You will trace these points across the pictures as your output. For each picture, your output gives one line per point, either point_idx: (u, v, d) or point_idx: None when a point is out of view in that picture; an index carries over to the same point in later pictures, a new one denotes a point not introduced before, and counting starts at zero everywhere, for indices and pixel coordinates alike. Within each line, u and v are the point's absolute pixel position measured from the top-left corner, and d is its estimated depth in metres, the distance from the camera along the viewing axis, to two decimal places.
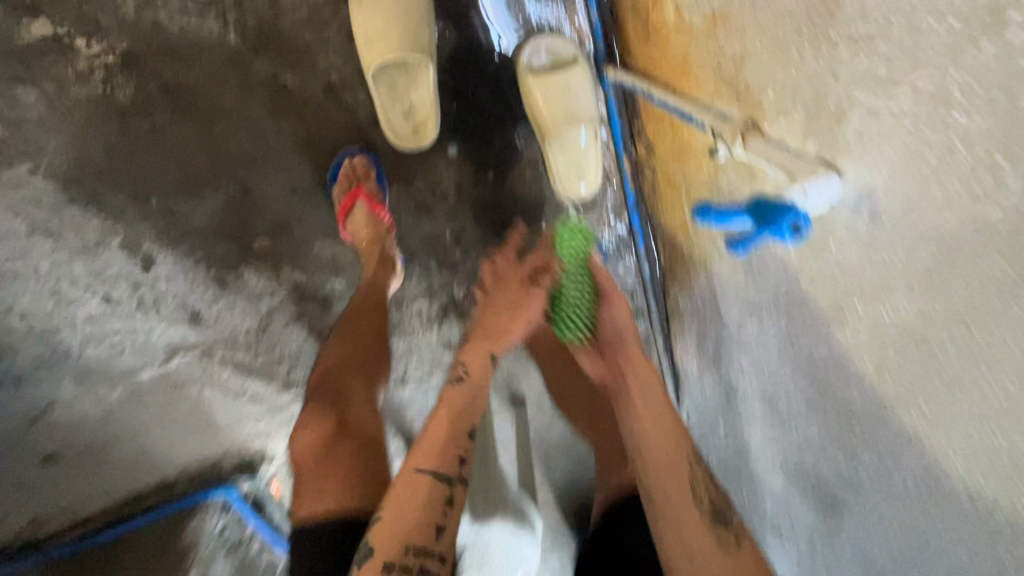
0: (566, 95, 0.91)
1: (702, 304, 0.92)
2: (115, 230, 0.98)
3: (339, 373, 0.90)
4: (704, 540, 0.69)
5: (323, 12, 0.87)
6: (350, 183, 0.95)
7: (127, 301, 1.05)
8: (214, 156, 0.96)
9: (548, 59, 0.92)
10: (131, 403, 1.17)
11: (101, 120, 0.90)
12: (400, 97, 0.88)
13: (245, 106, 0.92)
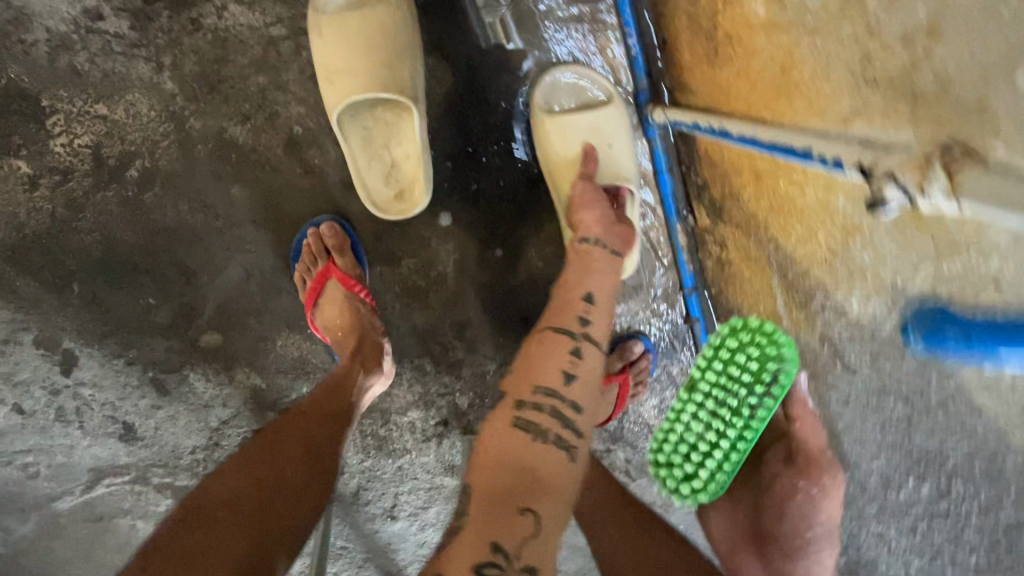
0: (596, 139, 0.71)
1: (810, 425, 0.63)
2: (29, 327, 0.79)
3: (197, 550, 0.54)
4: None
5: (281, 47, 0.69)
6: (317, 264, 0.74)
7: (44, 413, 0.85)
8: (144, 231, 0.75)
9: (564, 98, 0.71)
10: (49, 537, 0.93)
11: (13, 190, 0.73)
12: (376, 161, 0.67)
13: (184, 174, 0.72)
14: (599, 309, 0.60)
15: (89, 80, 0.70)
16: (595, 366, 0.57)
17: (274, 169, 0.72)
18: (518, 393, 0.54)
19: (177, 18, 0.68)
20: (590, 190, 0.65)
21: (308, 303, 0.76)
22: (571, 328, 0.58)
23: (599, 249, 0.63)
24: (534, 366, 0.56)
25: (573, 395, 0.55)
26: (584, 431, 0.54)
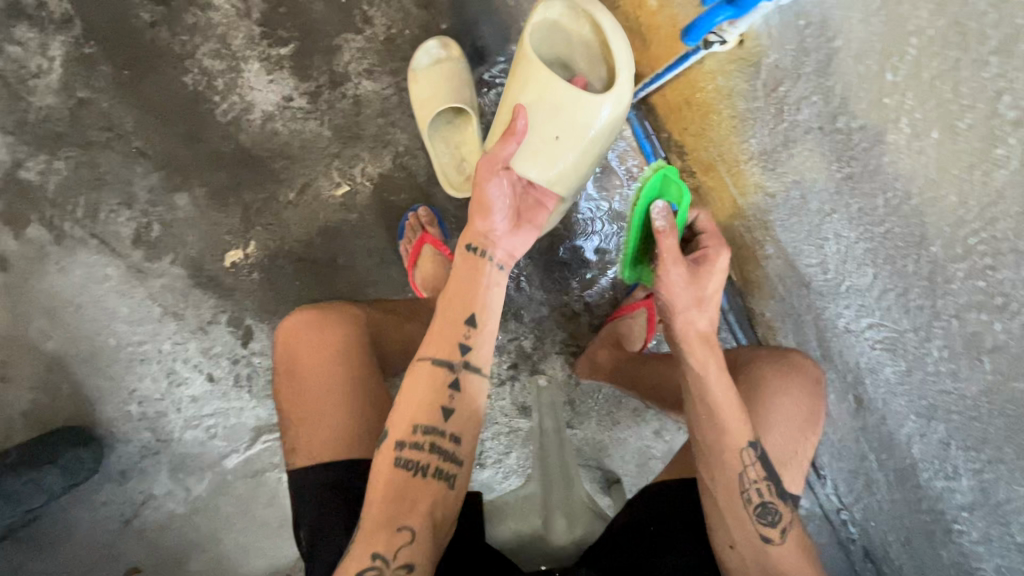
0: (557, 113, 0.83)
1: (785, 278, 0.85)
2: (222, 309, 1.14)
3: (312, 339, 0.78)
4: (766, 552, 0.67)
5: (389, 101, 1.08)
6: (417, 237, 1.06)
7: (224, 380, 1.16)
8: (303, 231, 1.12)
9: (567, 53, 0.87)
10: (218, 493, 1.19)
11: (222, 213, 1.11)
12: (450, 159, 1.05)
13: (329, 190, 1.11)
14: (481, 330, 0.72)
15: (270, 137, 1.09)
16: (471, 396, 0.70)
17: (387, 179, 1.10)
18: (397, 432, 0.67)
19: (325, 91, 1.07)
20: (496, 201, 0.73)
21: (410, 265, 1.06)
22: (450, 360, 0.70)
23: (488, 265, 0.74)
24: (406, 405, 0.68)
25: (451, 427, 0.68)
26: (462, 457, 0.68)
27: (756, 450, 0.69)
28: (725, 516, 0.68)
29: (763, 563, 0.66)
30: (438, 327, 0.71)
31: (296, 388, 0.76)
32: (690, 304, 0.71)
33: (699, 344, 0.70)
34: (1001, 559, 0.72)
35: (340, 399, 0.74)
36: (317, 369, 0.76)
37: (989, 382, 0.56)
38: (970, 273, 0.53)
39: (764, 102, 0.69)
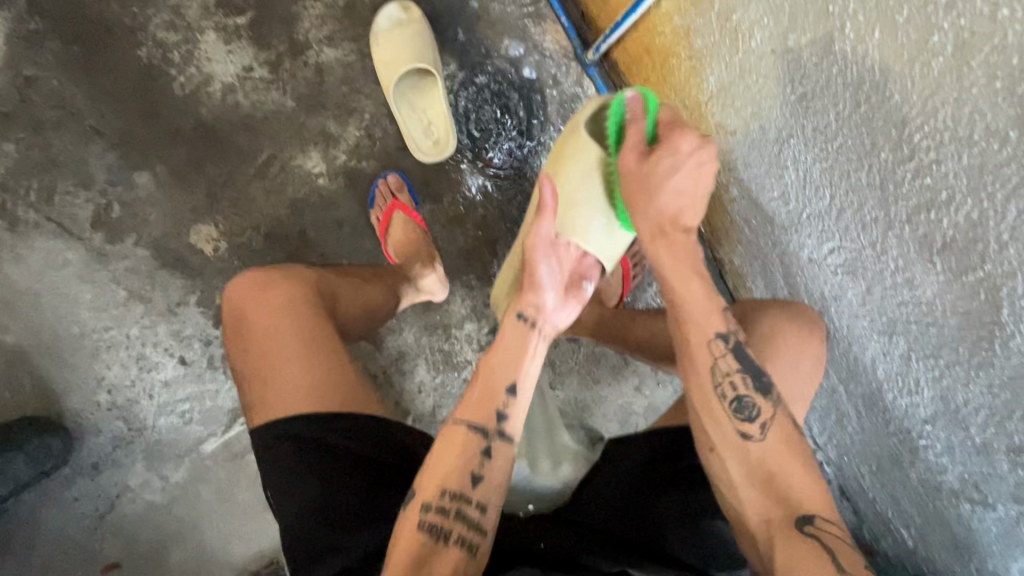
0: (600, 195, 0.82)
1: (750, 218, 0.85)
2: (191, 289, 1.11)
3: (261, 300, 0.76)
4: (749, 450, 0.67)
5: (353, 68, 1.07)
6: (387, 203, 1.04)
7: (197, 362, 1.13)
8: (270, 205, 1.09)
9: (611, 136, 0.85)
10: (196, 481, 1.15)
11: (185, 190, 1.09)
12: (417, 125, 1.05)
13: (295, 161, 1.09)
14: (518, 399, 0.70)
15: (232, 109, 1.07)
16: (501, 467, 0.67)
17: (354, 148, 1.09)
18: (425, 493, 0.63)
19: (286, 60, 1.06)
20: (544, 276, 0.76)
21: (381, 233, 1.05)
22: (485, 426, 0.67)
23: (535, 333, 0.74)
24: (436, 469, 0.65)
25: (478, 494, 0.64)
26: (487, 527, 0.64)
27: (729, 340, 0.70)
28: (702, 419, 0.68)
29: (758, 451, 0.66)
30: (475, 389, 0.69)
31: (253, 351, 0.74)
32: (649, 181, 0.72)
33: (659, 225, 0.73)
34: (967, 467, 0.74)
35: (291, 353, 0.73)
36: (264, 326, 0.74)
37: (943, 282, 0.59)
38: (918, 173, 0.56)
39: (719, 37, 0.72)
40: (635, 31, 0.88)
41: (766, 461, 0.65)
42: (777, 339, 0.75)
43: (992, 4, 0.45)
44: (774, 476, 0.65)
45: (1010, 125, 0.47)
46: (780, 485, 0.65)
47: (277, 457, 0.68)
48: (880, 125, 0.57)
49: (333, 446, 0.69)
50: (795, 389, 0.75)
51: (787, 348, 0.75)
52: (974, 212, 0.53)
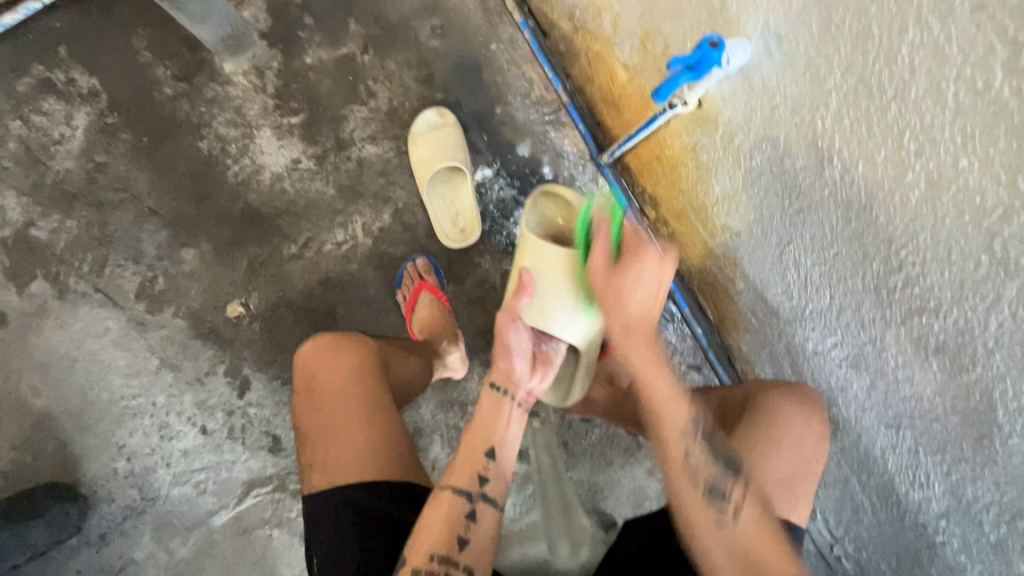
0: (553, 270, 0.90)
1: (756, 309, 0.91)
2: (220, 358, 1.16)
3: (331, 367, 0.79)
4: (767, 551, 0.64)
5: (390, 162, 1.17)
6: (414, 284, 1.12)
7: (217, 431, 1.15)
8: (304, 282, 1.17)
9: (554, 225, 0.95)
10: (202, 555, 1.14)
11: (227, 266, 1.17)
12: (446, 215, 1.15)
13: (331, 242, 1.17)
14: (499, 461, 0.72)
15: (278, 196, 1.17)
16: (486, 530, 0.68)
17: (387, 232, 1.18)
18: (414, 559, 0.64)
19: (331, 154, 1.17)
20: (515, 344, 0.77)
21: (407, 313, 1.11)
22: (469, 489, 0.69)
23: (509, 401, 0.75)
24: (424, 534, 0.66)
25: (464, 557, 0.65)
26: None
27: (700, 428, 0.72)
28: (690, 511, 0.68)
29: (726, 540, 0.65)
30: (459, 453, 0.72)
31: (317, 414, 0.76)
32: (613, 291, 0.78)
33: (623, 330, 0.77)
34: (983, 566, 0.75)
35: (355, 416, 0.75)
36: (332, 393, 0.77)
37: (940, 380, 0.63)
38: (907, 283, 0.60)
39: (723, 154, 0.81)
40: (650, 145, 0.97)
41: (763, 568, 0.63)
42: (782, 420, 0.77)
43: (954, 155, 0.49)
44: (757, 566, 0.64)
45: (982, 252, 0.50)
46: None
47: (326, 522, 0.69)
48: (869, 239, 0.61)
49: (384, 515, 0.69)
50: (807, 463, 0.77)
51: (796, 417, 0.78)
52: (960, 321, 0.56)
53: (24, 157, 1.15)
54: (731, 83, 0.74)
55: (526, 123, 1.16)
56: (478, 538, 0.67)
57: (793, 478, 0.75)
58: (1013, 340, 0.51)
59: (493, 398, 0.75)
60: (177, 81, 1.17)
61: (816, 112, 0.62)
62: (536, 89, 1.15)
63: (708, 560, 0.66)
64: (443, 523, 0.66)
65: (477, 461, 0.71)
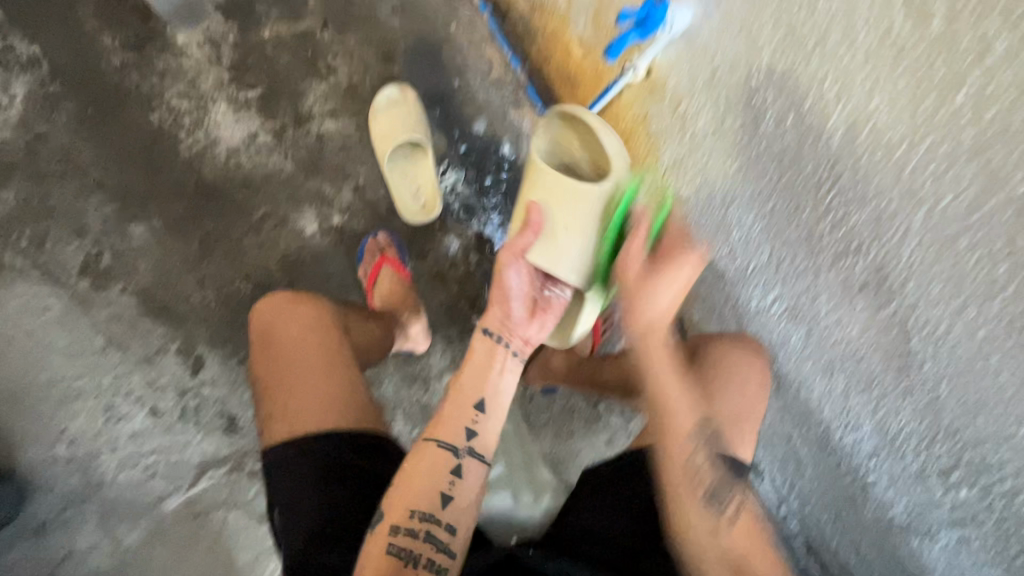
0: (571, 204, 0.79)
1: (704, 275, 0.96)
2: (172, 336, 1.12)
3: (286, 319, 0.80)
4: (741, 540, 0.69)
5: (350, 138, 1.17)
6: (376, 258, 1.12)
7: (168, 412, 1.11)
8: (261, 258, 1.15)
9: (568, 151, 0.87)
10: (151, 542, 1.09)
11: (180, 242, 1.13)
12: (407, 190, 1.16)
13: (290, 218, 1.16)
14: (489, 417, 0.71)
15: (234, 170, 1.15)
16: (471, 486, 0.67)
17: (348, 207, 1.17)
18: (392, 516, 0.63)
19: (290, 129, 1.16)
20: (515, 288, 0.74)
21: (368, 286, 1.11)
22: (456, 444, 0.68)
23: (501, 349, 0.73)
24: (403, 493, 0.64)
25: (447, 516, 0.65)
26: (457, 550, 0.64)
27: (700, 438, 0.73)
28: (680, 499, 0.69)
29: (721, 550, 0.67)
30: (450, 405, 0.70)
31: (273, 363, 0.77)
32: (644, 290, 0.74)
33: (646, 333, 0.76)
34: (911, 499, 0.81)
35: (315, 368, 0.75)
36: (289, 343, 0.78)
37: (866, 317, 0.69)
38: (834, 225, 0.66)
39: (671, 121, 0.85)
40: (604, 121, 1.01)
41: (737, 554, 0.67)
42: (730, 365, 0.83)
43: (867, 95, 0.56)
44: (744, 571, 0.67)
45: (893, 187, 0.57)
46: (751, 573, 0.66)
47: (283, 472, 0.69)
48: (802, 188, 0.67)
49: (339, 462, 0.69)
50: (747, 407, 0.81)
51: (742, 362, 0.83)
52: (879, 257, 0.62)
53: None
54: (677, 50, 0.79)
55: (486, 102, 1.18)
56: (464, 492, 0.67)
57: (739, 417, 0.80)
58: (922, 265, 0.58)
59: (482, 343, 0.73)
60: (127, 51, 1.14)
61: (750, 69, 0.68)
62: (495, 68, 1.18)
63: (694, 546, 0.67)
64: (425, 481, 0.65)
65: (466, 416, 0.69)
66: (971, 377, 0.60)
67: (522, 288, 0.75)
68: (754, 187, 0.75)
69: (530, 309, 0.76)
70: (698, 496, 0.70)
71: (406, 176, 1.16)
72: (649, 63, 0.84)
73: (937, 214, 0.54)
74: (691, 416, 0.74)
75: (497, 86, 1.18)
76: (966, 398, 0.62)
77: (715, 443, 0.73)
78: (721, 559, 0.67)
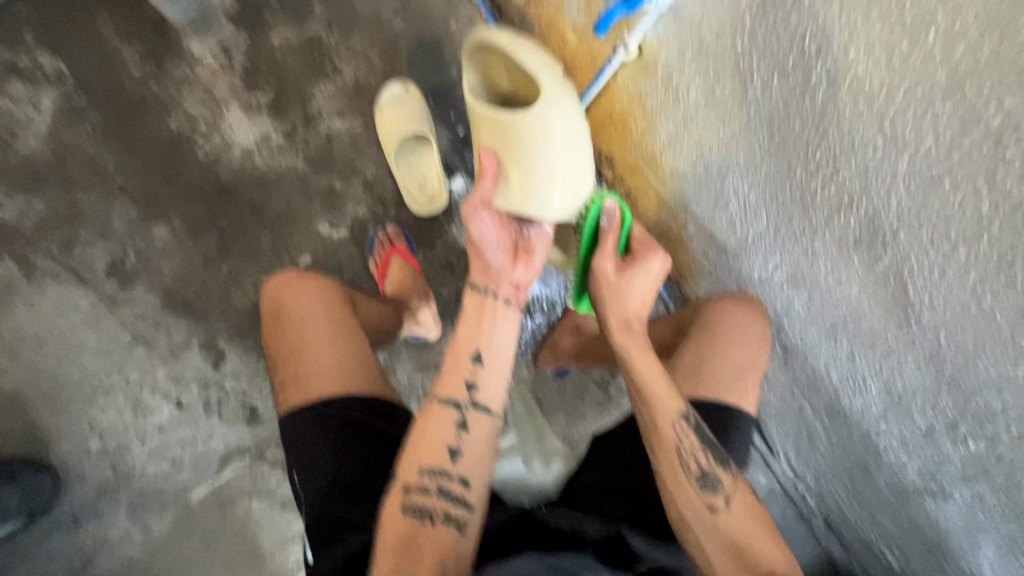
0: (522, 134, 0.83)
1: (707, 250, 0.97)
2: (193, 330, 1.17)
3: (296, 294, 0.83)
4: (748, 521, 0.67)
5: (358, 135, 1.22)
6: (386, 250, 1.15)
7: (192, 405, 1.15)
8: (276, 253, 1.19)
9: (495, 77, 0.91)
10: (180, 531, 1.12)
11: (199, 241, 1.18)
12: (413, 183, 1.19)
13: (302, 215, 1.20)
14: (489, 367, 0.72)
15: (248, 170, 1.20)
16: (479, 438, 0.69)
17: (358, 202, 1.22)
18: (404, 476, 0.65)
19: (300, 129, 1.21)
20: (487, 238, 0.75)
21: (379, 277, 1.15)
22: (457, 398, 0.70)
23: (490, 299, 0.74)
24: (413, 450, 0.67)
25: (458, 469, 0.67)
26: (472, 504, 0.65)
27: (688, 414, 0.71)
28: (671, 491, 0.67)
29: (716, 528, 0.65)
30: (450, 360, 0.72)
31: (286, 335, 0.80)
32: (615, 296, 0.77)
33: (623, 328, 0.76)
34: (921, 460, 0.81)
35: (327, 340, 0.79)
36: (300, 316, 0.81)
37: (862, 273, 0.70)
38: (825, 183, 0.68)
39: (665, 97, 0.88)
40: (602, 104, 1.03)
41: (736, 534, 0.65)
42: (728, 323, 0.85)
43: (844, 47, 0.58)
44: (744, 552, 0.64)
45: (877, 135, 0.59)
46: (752, 558, 0.63)
47: (299, 438, 0.72)
48: (791, 148, 0.70)
49: (354, 424, 0.73)
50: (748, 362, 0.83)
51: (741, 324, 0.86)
52: (870, 208, 0.64)
53: None
54: (665, 26, 0.82)
55: None
56: (472, 441, 0.68)
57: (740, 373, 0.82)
58: (911, 212, 0.60)
59: (477, 302, 0.74)
60: (145, 62, 1.20)
61: (735, 37, 0.71)
62: None
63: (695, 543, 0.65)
64: (430, 440, 0.67)
65: (467, 373, 0.71)
66: (970, 320, 0.61)
67: (500, 238, 0.77)
68: (749, 152, 0.77)
69: (512, 252, 0.78)
70: (691, 477, 0.68)
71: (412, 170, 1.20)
72: (640, 40, 0.87)
73: (922, 156, 0.56)
74: (676, 399, 0.71)
75: None
76: (966, 343, 0.63)
77: (699, 431, 0.71)
78: (719, 542, 0.65)
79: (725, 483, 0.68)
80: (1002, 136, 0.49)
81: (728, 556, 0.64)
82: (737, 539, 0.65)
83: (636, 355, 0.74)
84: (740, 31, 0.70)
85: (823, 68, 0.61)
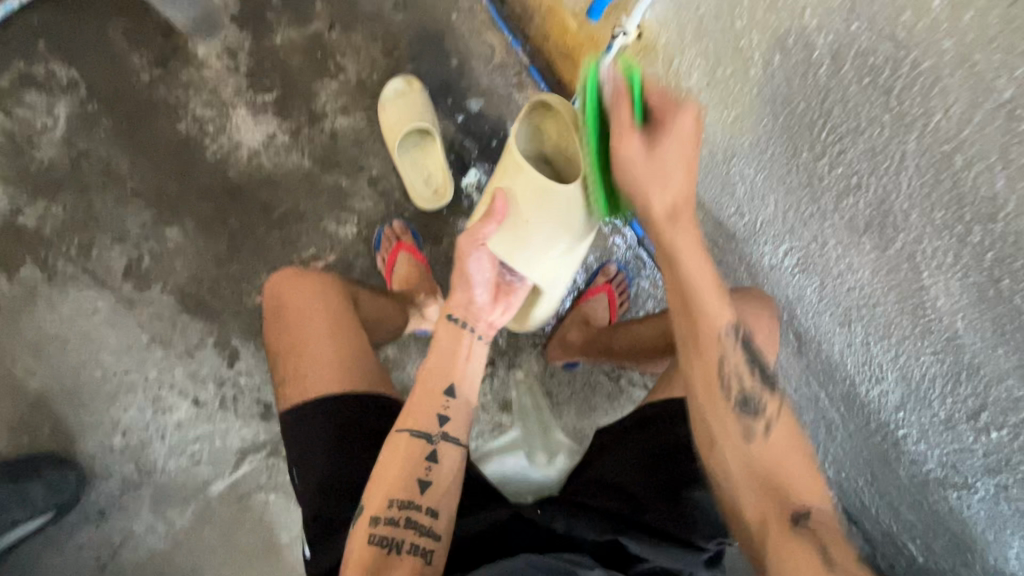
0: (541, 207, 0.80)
1: (716, 237, 0.95)
2: (207, 329, 1.19)
3: (296, 291, 0.84)
4: (786, 452, 0.65)
5: (362, 132, 1.22)
6: (392, 246, 1.16)
7: (208, 402, 1.18)
8: (286, 252, 1.21)
9: (543, 142, 0.87)
10: (200, 524, 1.16)
11: (210, 242, 1.21)
12: (418, 177, 1.19)
13: (308, 213, 1.21)
14: (457, 399, 0.75)
15: (256, 170, 1.22)
16: (449, 468, 0.70)
17: (363, 199, 1.22)
18: (371, 507, 0.65)
19: (306, 128, 1.22)
20: (477, 276, 0.80)
21: (386, 272, 1.15)
22: (428, 430, 0.71)
23: (467, 333, 0.80)
24: (379, 484, 0.66)
25: (427, 499, 0.67)
26: (440, 532, 0.65)
27: (733, 334, 0.67)
28: (705, 416, 0.66)
29: (747, 459, 0.64)
30: (424, 385, 0.74)
31: (287, 332, 0.81)
32: (648, 176, 0.65)
33: (666, 217, 0.67)
34: (942, 450, 0.78)
35: (326, 336, 0.80)
36: (301, 313, 0.82)
37: (874, 258, 0.67)
38: (832, 165, 0.65)
39: (666, 82, 0.85)
40: None
41: (767, 461, 0.64)
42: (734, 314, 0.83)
43: (846, 21, 0.56)
44: (777, 486, 0.63)
45: (882, 114, 0.56)
46: (779, 481, 0.63)
47: (302, 432, 0.73)
48: (797, 130, 0.67)
49: (357, 419, 0.74)
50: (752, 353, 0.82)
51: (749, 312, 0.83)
52: (879, 189, 0.61)
53: (9, 149, 1.20)
54: (665, 9, 0.79)
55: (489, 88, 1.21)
56: (442, 470, 0.69)
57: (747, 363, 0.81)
58: (922, 193, 0.57)
59: (449, 326, 0.79)
60: (154, 66, 1.22)
61: (735, 16, 0.68)
62: (497, 53, 1.20)
63: (727, 477, 0.64)
64: (393, 471, 0.67)
65: (435, 399, 0.73)
66: (987, 305, 0.58)
67: (486, 279, 0.81)
68: (755, 137, 0.74)
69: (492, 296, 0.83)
70: (728, 402, 0.65)
71: (416, 165, 1.20)
72: (640, 24, 0.84)
73: (930, 135, 0.54)
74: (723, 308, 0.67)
75: (499, 72, 1.21)
76: (984, 329, 0.60)
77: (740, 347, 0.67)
78: (752, 475, 0.63)
79: (769, 413, 0.66)
80: (1013, 109, 0.46)
81: (754, 486, 0.63)
82: (773, 468, 0.64)
83: (690, 265, 0.67)
84: (740, 11, 0.67)
85: (824, 46, 0.59)
